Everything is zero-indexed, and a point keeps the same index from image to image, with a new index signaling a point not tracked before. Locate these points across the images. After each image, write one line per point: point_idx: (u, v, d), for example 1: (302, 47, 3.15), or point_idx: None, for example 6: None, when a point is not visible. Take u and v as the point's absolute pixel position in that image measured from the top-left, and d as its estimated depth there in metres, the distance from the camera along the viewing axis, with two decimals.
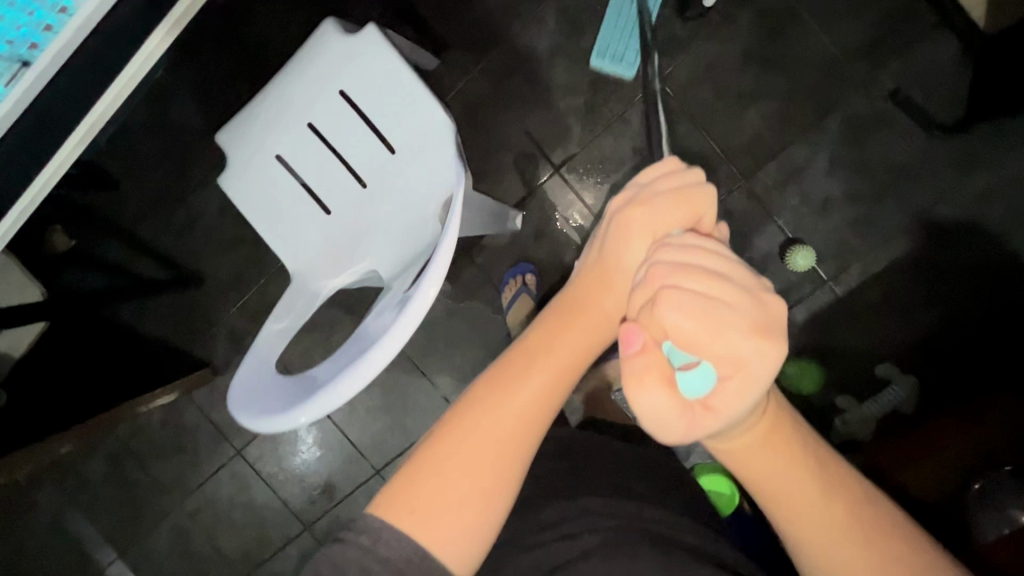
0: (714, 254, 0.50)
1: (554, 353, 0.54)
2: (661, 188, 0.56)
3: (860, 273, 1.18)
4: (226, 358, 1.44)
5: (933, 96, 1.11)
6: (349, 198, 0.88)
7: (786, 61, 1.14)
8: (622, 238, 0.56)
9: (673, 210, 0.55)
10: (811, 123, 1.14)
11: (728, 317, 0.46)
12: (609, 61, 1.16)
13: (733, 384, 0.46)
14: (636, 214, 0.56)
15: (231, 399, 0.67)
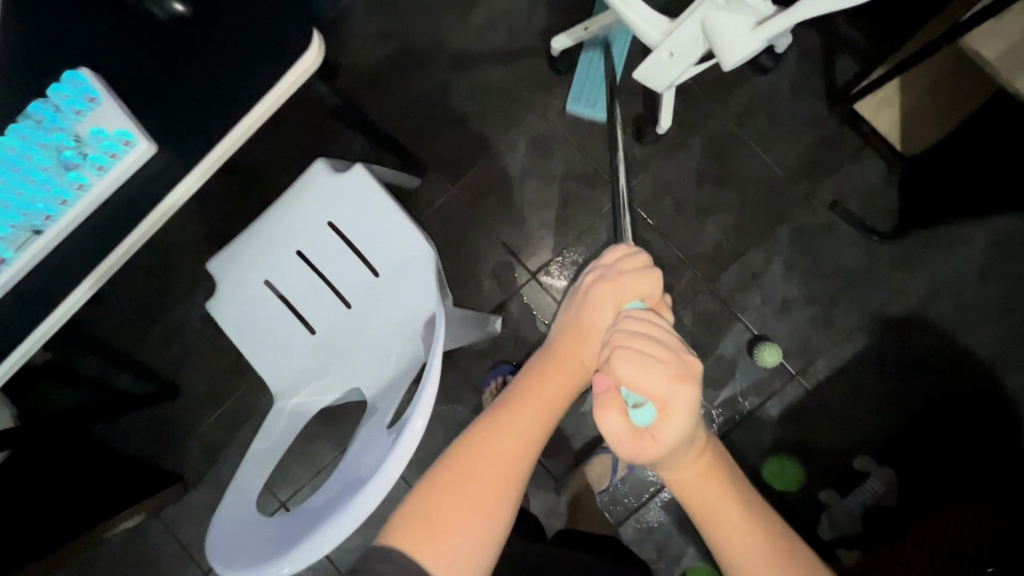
0: (657, 322, 0.67)
1: (543, 387, 0.68)
2: (625, 271, 0.73)
3: (825, 367, 1.23)
4: (201, 471, 1.40)
5: (869, 206, 1.23)
6: (335, 319, 0.93)
7: (735, 178, 1.26)
8: (594, 307, 0.72)
9: (631, 285, 0.72)
10: (763, 232, 1.25)
11: (661, 366, 0.62)
12: (581, 106, 1.27)
13: (666, 416, 0.60)
14: (604, 290, 0.72)
15: (210, 547, 0.67)
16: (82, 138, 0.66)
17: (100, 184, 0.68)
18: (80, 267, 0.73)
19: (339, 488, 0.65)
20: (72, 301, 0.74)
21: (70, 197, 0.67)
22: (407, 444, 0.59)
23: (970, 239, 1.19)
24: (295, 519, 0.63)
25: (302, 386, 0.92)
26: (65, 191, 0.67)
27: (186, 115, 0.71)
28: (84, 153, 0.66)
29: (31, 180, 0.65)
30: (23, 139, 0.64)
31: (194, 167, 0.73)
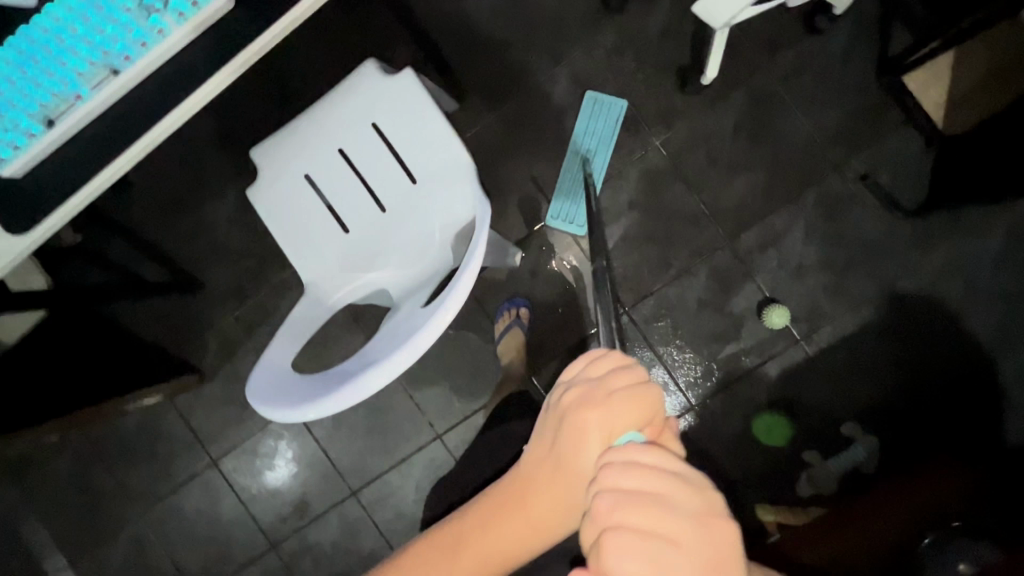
0: (661, 478, 0.50)
1: (497, 533, 0.62)
2: (615, 388, 0.58)
3: (829, 335, 1.27)
4: (216, 365, 1.46)
5: (900, 183, 1.23)
6: (368, 220, 0.95)
7: (771, 138, 1.26)
8: (576, 440, 0.58)
9: (624, 415, 0.56)
10: (791, 196, 1.26)
11: (675, 563, 0.48)
12: (560, 222, 1.30)
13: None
14: (587, 418, 0.58)
15: (248, 391, 0.72)
16: None
17: (175, 34, 0.63)
18: (133, 124, 0.67)
19: (365, 359, 0.70)
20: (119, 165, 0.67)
21: (133, 54, 0.63)
22: (435, 324, 0.63)
23: (993, 226, 1.20)
24: (325, 379, 0.69)
25: (330, 281, 0.95)
26: (129, 47, 0.63)
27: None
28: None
29: (110, 23, 0.62)
30: None
31: (264, 32, 0.66)
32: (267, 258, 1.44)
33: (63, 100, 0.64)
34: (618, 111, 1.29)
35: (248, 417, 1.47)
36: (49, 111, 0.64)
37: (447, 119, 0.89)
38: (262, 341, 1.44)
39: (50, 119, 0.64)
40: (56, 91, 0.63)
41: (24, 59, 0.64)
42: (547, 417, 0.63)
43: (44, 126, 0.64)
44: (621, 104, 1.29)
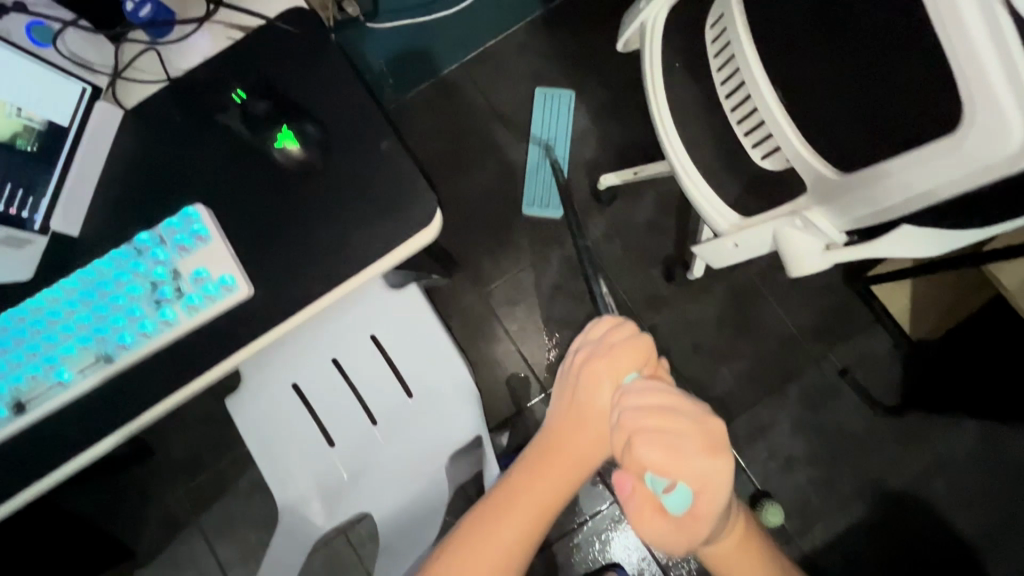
0: (656, 386, 0.61)
1: (547, 480, 0.62)
2: (613, 341, 0.68)
3: (823, 533, 1.24)
4: (154, 549, 1.27)
5: (876, 380, 1.27)
6: (358, 434, 0.89)
7: (753, 330, 1.30)
8: (593, 391, 0.66)
9: (628, 359, 0.66)
10: (775, 387, 1.28)
11: (684, 443, 0.56)
12: (537, 209, 1.33)
13: (708, 497, 0.55)
14: (600, 368, 0.66)
15: None
16: (181, 273, 0.52)
17: (183, 326, 0.52)
18: (102, 421, 0.53)
19: None
20: (86, 459, 0.53)
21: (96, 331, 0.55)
22: None
23: (963, 426, 1.25)
24: None
25: (315, 502, 0.87)
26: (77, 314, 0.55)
27: (273, 249, 0.55)
28: (178, 287, 0.52)
29: (113, 307, 0.52)
30: (122, 265, 0.52)
31: (274, 324, 0.54)
32: (229, 427, 1.32)
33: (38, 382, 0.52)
34: (567, 105, 1.36)
35: None
36: (19, 394, 0.52)
37: (451, 339, 0.87)
38: (213, 522, 1.28)
39: (20, 403, 0.52)
40: None
41: None
42: (560, 388, 0.71)
43: (11, 412, 0.52)
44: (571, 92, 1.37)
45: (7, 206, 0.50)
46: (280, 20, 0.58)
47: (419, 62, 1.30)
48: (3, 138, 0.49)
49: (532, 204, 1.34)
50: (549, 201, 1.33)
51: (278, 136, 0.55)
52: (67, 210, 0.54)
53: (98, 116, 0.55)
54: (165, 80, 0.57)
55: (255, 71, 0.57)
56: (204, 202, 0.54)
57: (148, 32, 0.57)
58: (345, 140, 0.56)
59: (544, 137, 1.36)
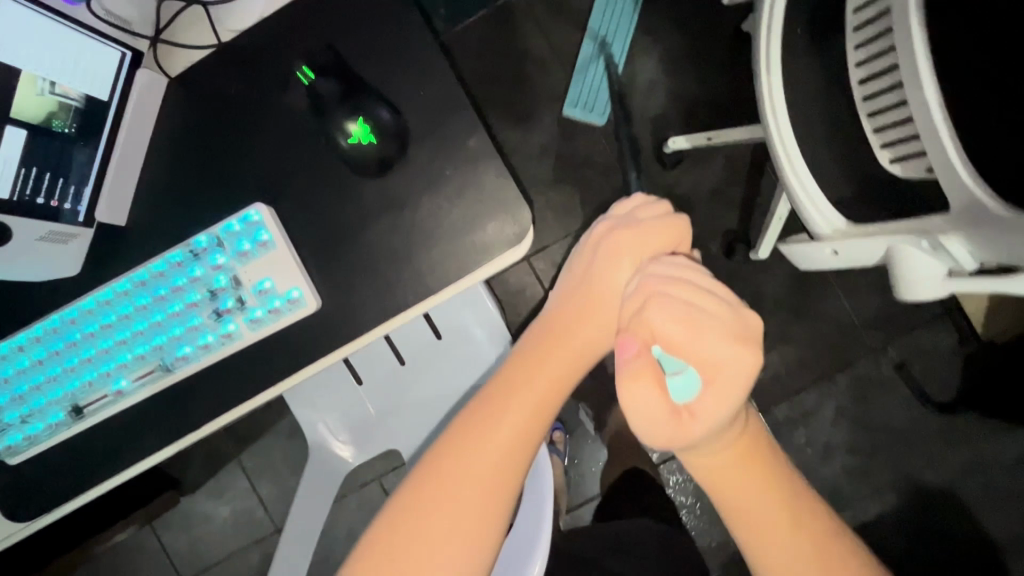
0: (691, 272, 0.44)
1: (532, 370, 0.42)
2: (643, 217, 0.49)
3: (849, 519, 1.24)
4: (195, 480, 1.30)
5: (932, 376, 1.22)
6: (385, 372, 0.77)
7: (811, 315, 1.24)
8: (602, 274, 0.48)
9: (656, 237, 0.48)
10: (825, 375, 1.24)
11: (708, 320, 0.41)
12: (580, 111, 1.20)
13: (715, 391, 0.39)
14: (621, 243, 0.49)
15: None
16: (242, 283, 0.47)
17: (246, 340, 0.47)
18: (165, 428, 0.50)
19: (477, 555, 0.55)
20: (152, 461, 0.50)
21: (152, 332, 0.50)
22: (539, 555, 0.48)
23: (1016, 428, 1.20)
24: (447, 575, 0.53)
25: (344, 437, 0.78)
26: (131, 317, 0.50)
27: (341, 257, 0.49)
28: (240, 298, 0.47)
29: (170, 315, 0.47)
30: (177, 269, 0.47)
31: (334, 347, 0.49)
32: None
33: (95, 388, 0.48)
34: None
35: (223, 542, 1.30)
36: (76, 399, 0.48)
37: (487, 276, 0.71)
38: (251, 461, 1.29)
39: (79, 408, 0.48)
40: (39, 359, 0.48)
41: (47, 334, 0.48)
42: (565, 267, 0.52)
43: (70, 416, 0.48)
44: None
45: (47, 197, 0.44)
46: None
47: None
48: (36, 120, 0.42)
49: (575, 104, 1.20)
50: (594, 106, 1.20)
51: (352, 132, 0.46)
52: (112, 198, 0.48)
53: (139, 86, 0.47)
54: (214, 45, 0.48)
55: (320, 41, 0.48)
56: (267, 202, 0.47)
57: None
58: (432, 131, 0.48)
59: (601, 30, 1.19)
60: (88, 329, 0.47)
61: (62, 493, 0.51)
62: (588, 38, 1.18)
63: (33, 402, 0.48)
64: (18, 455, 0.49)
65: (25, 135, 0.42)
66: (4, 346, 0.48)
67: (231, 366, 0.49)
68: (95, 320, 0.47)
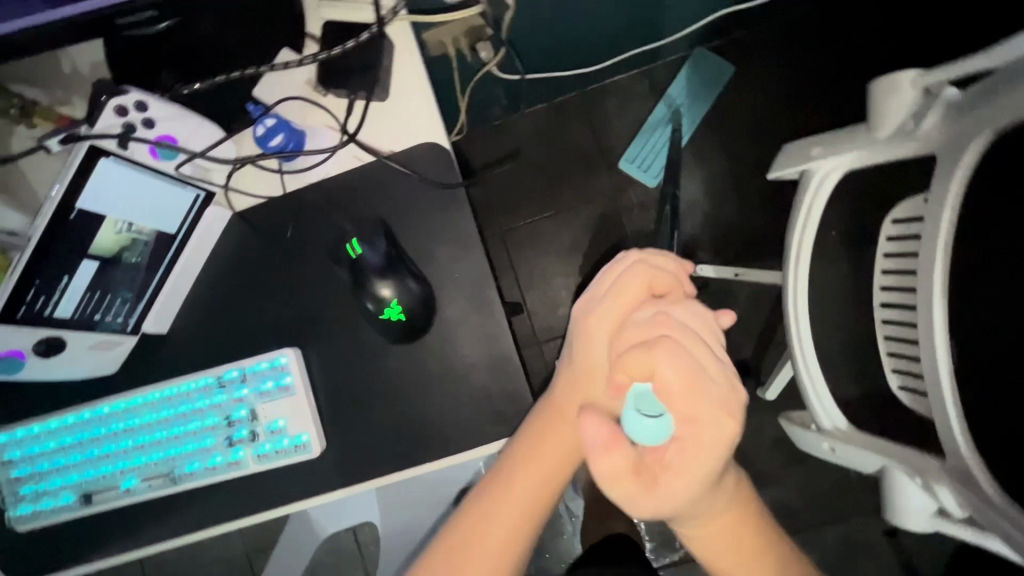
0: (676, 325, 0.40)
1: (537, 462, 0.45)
2: (619, 277, 0.45)
3: None
4: None
5: (923, 552, 1.19)
6: None
7: (809, 462, 1.22)
8: (593, 345, 0.45)
9: (635, 298, 0.44)
10: (813, 526, 1.22)
11: (700, 377, 0.37)
12: (633, 168, 1.15)
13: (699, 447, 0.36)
14: (600, 311, 0.45)
15: None
16: (258, 418, 0.51)
17: (249, 470, 0.51)
18: (162, 528, 0.53)
19: None
20: (138, 555, 0.54)
21: None
22: None
23: None
24: None
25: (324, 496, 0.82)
26: None
27: (351, 407, 0.52)
28: (254, 431, 0.51)
29: (187, 432, 0.51)
30: (202, 392, 0.51)
31: (325, 491, 0.52)
32: None
33: (106, 479, 0.52)
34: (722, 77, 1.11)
35: None
36: (88, 486, 0.53)
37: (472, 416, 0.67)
38: None
39: (88, 494, 0.53)
40: (63, 444, 0.52)
41: (76, 424, 0.52)
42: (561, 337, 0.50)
43: (79, 500, 0.53)
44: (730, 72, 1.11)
45: (103, 314, 0.49)
46: (398, 159, 0.51)
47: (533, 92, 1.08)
48: (108, 252, 0.46)
49: (632, 159, 1.16)
50: (649, 167, 1.15)
51: (385, 309, 0.50)
52: (160, 312, 0.52)
53: (206, 219, 0.52)
54: (280, 193, 0.53)
55: (375, 209, 0.52)
56: (296, 346, 0.51)
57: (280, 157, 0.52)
58: (456, 310, 0.52)
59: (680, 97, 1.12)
60: (113, 427, 0.52)
61: (53, 564, 0.55)
62: (662, 100, 1.13)
63: (50, 480, 0.53)
64: (25, 523, 0.54)
65: (97, 265, 0.46)
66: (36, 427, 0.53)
67: (230, 486, 0.52)
68: (121, 421, 0.52)
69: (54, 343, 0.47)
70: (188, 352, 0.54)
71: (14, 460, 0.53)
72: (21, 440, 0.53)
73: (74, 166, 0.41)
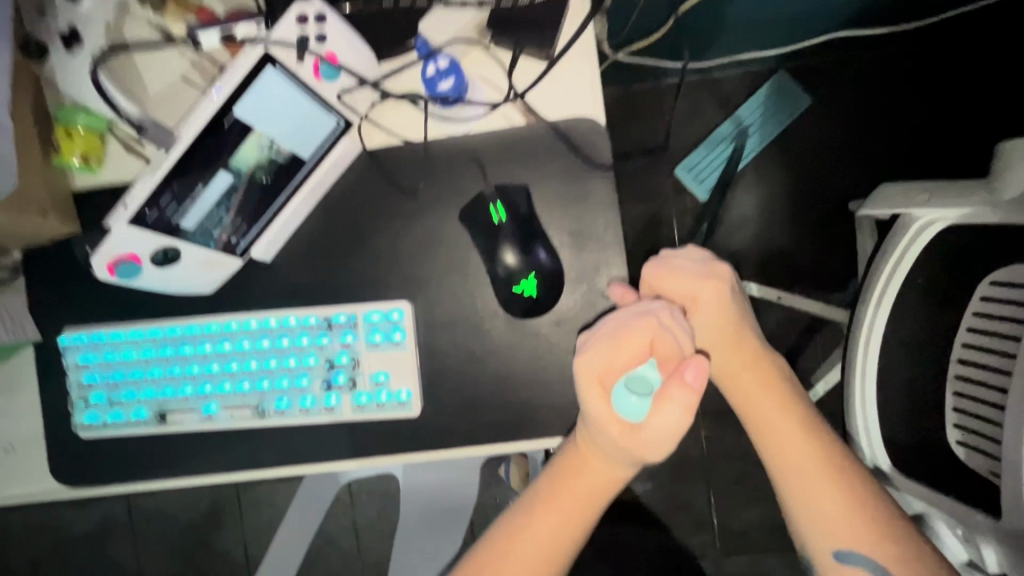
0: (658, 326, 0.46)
1: (567, 491, 0.47)
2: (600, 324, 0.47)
3: None
4: None
5: None
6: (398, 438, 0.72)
7: None
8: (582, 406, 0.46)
9: (615, 344, 0.45)
10: None
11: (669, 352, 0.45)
12: (688, 176, 1.04)
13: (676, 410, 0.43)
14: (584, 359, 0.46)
15: None
16: (361, 367, 0.49)
17: (343, 417, 0.49)
18: (221, 458, 0.51)
19: None
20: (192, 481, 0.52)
21: None
22: None
23: None
24: None
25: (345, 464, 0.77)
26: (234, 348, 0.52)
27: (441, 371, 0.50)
28: (354, 379, 0.49)
29: (282, 367, 0.49)
30: (305, 329, 0.49)
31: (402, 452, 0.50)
32: None
33: (185, 403, 0.50)
34: (798, 106, 1.02)
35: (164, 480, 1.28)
36: (164, 406, 0.50)
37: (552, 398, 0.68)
38: None
39: (163, 414, 0.50)
40: (148, 357, 0.50)
41: (164, 338, 0.50)
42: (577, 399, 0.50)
43: (153, 418, 0.50)
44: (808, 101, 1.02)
45: (221, 231, 0.46)
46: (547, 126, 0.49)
47: (621, 73, 1.01)
48: (244, 169, 0.44)
49: (688, 168, 1.05)
50: (704, 179, 1.04)
51: (520, 283, 0.48)
52: (271, 239, 0.49)
53: (339, 152, 0.48)
54: (421, 139, 0.49)
55: (510, 176, 0.49)
56: (410, 302, 0.50)
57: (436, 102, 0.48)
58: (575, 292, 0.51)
59: (749, 115, 1.03)
60: (201, 350, 0.49)
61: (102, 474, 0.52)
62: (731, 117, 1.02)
63: (124, 393, 0.50)
64: (88, 431, 0.51)
65: (231, 180, 0.43)
66: (122, 335, 0.50)
67: (306, 430, 0.51)
68: (213, 345, 0.49)
69: (171, 254, 0.45)
70: (287, 287, 0.51)
71: (89, 365, 0.50)
72: (106, 344, 0.50)
73: (241, 71, 0.38)
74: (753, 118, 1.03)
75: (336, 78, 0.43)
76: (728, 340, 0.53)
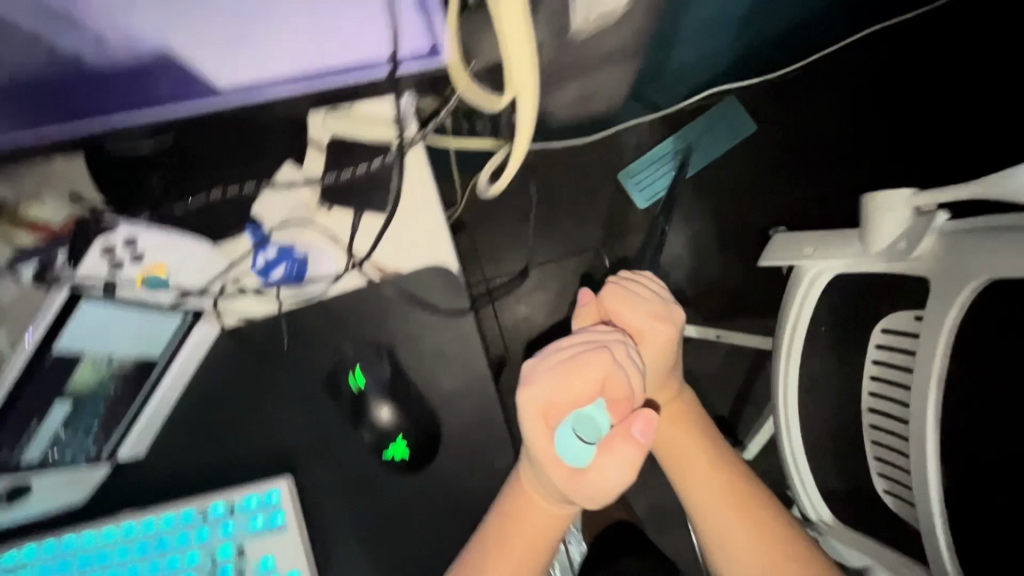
0: (609, 365, 0.51)
1: (519, 542, 0.50)
2: (553, 355, 0.52)
3: None
4: None
5: None
6: None
7: None
8: (530, 447, 0.50)
9: (565, 385, 0.50)
10: None
11: (621, 394, 0.51)
12: (630, 183, 1.22)
13: (623, 457, 0.48)
14: (534, 400, 0.50)
15: None
16: (246, 556, 0.49)
17: None
18: None
19: None
20: None
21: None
22: None
23: None
24: None
25: None
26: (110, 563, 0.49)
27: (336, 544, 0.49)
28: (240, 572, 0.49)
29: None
30: (185, 529, 0.49)
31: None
32: None
33: None
34: (740, 125, 1.22)
35: None
36: None
37: None
38: None
39: None
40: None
41: (41, 558, 0.48)
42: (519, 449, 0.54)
43: None
44: (741, 134, 1.22)
45: (73, 450, 0.47)
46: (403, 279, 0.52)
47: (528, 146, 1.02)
48: (82, 389, 0.43)
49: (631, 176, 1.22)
50: (644, 189, 1.22)
51: (387, 446, 0.49)
52: (135, 441, 0.50)
53: (192, 341, 0.49)
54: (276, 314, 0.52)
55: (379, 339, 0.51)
56: (290, 476, 0.50)
57: (282, 280, 0.52)
58: (462, 417, 0.51)
59: (692, 136, 1.21)
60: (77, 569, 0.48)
61: None
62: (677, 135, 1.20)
63: None
64: None
65: (67, 402, 0.43)
66: None
67: None
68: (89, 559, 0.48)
69: (16, 491, 0.46)
70: (184, 471, 0.51)
71: None
72: None
73: (52, 312, 0.39)
74: (694, 139, 1.21)
75: (164, 285, 0.47)
76: (663, 375, 0.68)
